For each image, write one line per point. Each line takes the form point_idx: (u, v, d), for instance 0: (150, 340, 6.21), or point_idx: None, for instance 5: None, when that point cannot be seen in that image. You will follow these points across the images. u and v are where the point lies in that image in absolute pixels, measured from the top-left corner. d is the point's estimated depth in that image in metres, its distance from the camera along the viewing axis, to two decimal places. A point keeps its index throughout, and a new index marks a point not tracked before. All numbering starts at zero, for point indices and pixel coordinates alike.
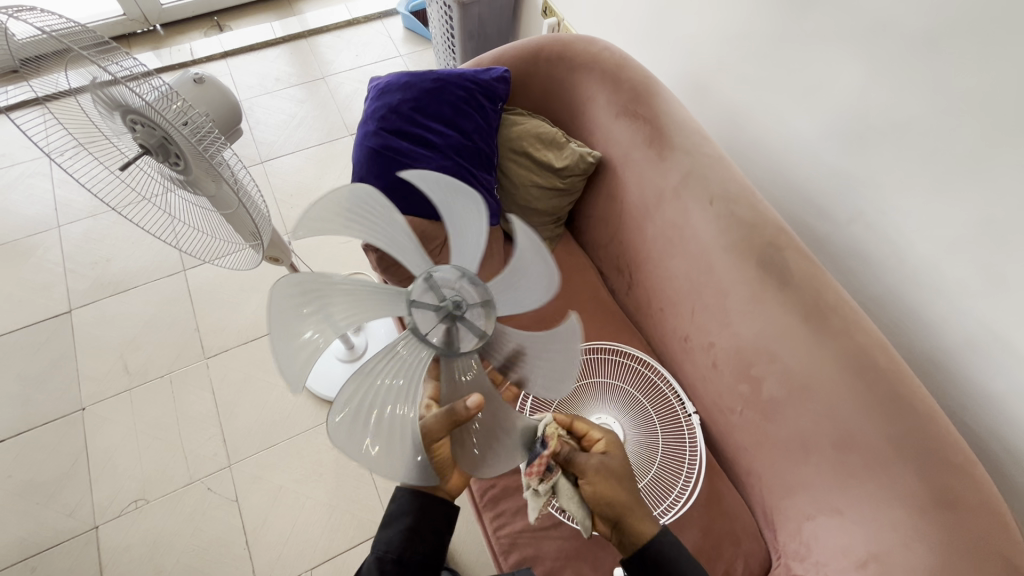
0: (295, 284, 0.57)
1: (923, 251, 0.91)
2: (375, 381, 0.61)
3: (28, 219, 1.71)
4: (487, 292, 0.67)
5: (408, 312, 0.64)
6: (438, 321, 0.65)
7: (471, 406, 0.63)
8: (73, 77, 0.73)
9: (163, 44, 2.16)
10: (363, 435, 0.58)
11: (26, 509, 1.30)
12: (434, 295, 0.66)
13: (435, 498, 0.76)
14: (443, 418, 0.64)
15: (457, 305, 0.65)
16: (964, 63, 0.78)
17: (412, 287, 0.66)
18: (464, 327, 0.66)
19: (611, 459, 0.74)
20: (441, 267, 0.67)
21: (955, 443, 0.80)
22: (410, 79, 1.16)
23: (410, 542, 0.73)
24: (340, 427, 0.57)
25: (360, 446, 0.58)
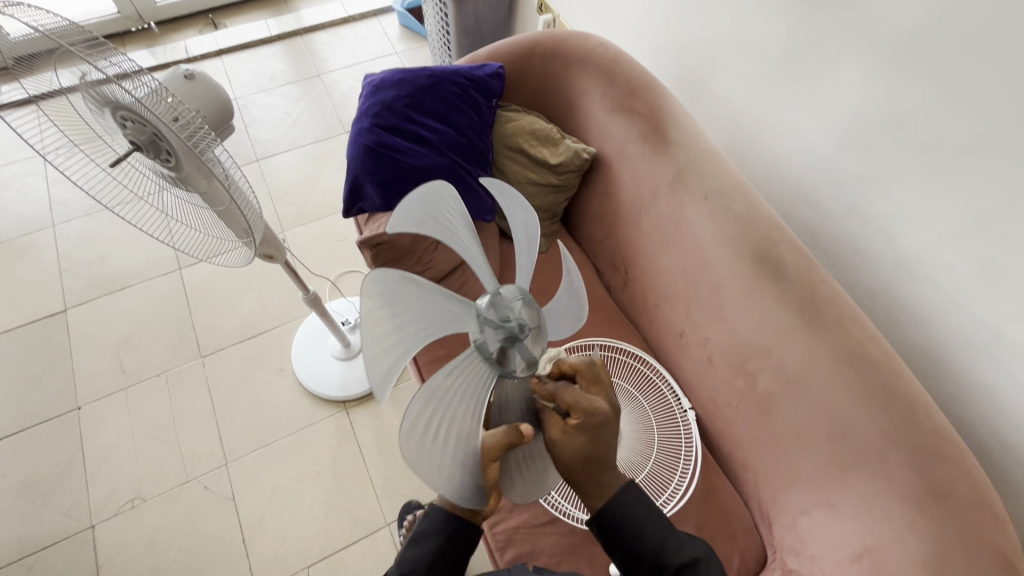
0: (381, 281, 0.54)
1: (917, 245, 0.91)
2: (443, 395, 0.58)
3: (23, 218, 1.71)
4: (539, 317, 0.65)
5: (475, 327, 0.61)
6: (499, 340, 0.62)
7: (525, 432, 0.64)
8: (63, 76, 0.72)
9: (157, 42, 2.15)
10: (425, 450, 0.55)
11: (23, 508, 1.30)
12: (497, 313, 0.62)
13: (467, 523, 0.75)
14: (503, 438, 0.63)
15: (519, 328, 0.63)
16: (955, 55, 0.78)
17: (479, 301, 0.62)
18: (522, 351, 0.63)
19: (573, 445, 0.63)
20: (505, 285, 0.64)
21: (949, 436, 0.80)
22: (404, 76, 1.15)
23: (436, 564, 0.72)
24: (408, 440, 0.53)
25: (425, 461, 0.54)
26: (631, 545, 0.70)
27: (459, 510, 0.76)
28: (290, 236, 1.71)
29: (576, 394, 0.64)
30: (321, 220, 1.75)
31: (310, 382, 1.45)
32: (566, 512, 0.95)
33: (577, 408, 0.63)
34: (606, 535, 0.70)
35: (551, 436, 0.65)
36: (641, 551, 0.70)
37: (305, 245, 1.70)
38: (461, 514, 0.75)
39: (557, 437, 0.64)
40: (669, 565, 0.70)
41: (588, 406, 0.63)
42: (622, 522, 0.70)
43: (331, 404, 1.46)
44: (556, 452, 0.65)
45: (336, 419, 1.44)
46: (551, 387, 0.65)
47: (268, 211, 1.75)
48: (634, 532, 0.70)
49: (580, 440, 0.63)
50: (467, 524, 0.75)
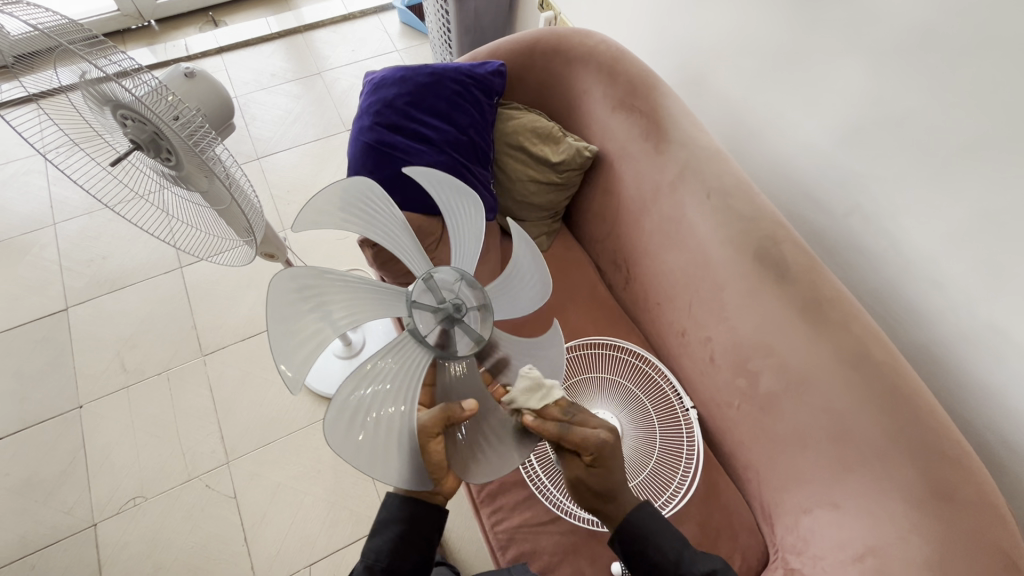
0: (301, 271, 0.58)
1: (920, 244, 0.91)
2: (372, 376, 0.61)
3: (24, 217, 1.71)
4: (484, 297, 0.68)
5: (408, 312, 0.65)
6: (436, 322, 0.65)
7: (465, 407, 0.64)
8: (64, 74, 0.72)
9: (157, 40, 2.14)
10: (351, 429, 0.56)
11: (26, 506, 1.30)
12: (433, 297, 0.66)
13: (428, 506, 0.74)
14: (439, 415, 0.64)
15: (456, 308, 0.66)
16: (961, 56, 0.78)
17: (411, 286, 0.66)
18: (462, 331, 0.66)
19: (596, 480, 0.69)
20: (442, 269, 0.68)
21: (952, 436, 0.80)
22: (404, 73, 1.15)
23: (401, 550, 0.72)
24: (333, 420, 0.55)
25: (353, 444, 0.56)
26: (649, 556, 0.72)
27: (416, 493, 0.75)
28: (290, 234, 1.70)
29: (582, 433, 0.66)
30: None
31: (311, 380, 1.45)
32: (567, 511, 0.94)
33: (586, 448, 0.67)
34: (628, 550, 0.73)
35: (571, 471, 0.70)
36: (662, 560, 0.72)
37: (305, 243, 1.69)
38: (419, 497, 0.74)
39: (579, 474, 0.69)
40: (687, 574, 0.72)
41: (593, 444, 0.67)
42: (643, 534, 0.73)
43: None
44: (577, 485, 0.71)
45: None
46: (557, 430, 0.65)
47: (268, 210, 1.75)
48: (653, 543, 0.73)
49: (600, 472, 0.68)
50: (429, 508, 0.74)
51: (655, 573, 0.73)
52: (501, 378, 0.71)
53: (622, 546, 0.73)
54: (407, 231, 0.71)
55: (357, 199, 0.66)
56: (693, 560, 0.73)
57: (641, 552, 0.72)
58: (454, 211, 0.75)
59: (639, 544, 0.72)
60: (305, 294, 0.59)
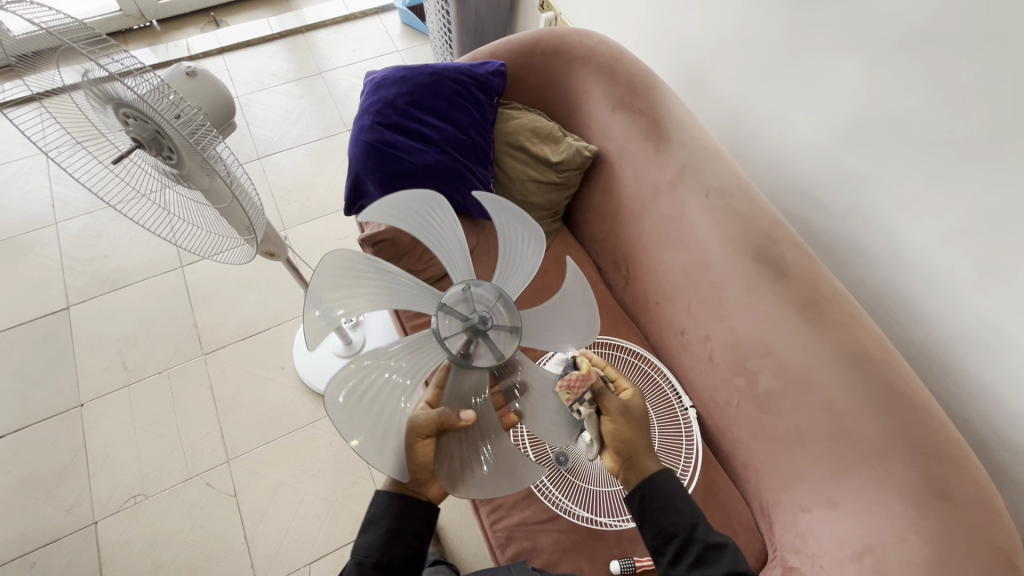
0: (346, 255, 0.60)
1: (918, 244, 0.91)
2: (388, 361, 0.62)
3: (26, 216, 1.71)
4: (517, 321, 0.67)
5: (437, 313, 0.65)
6: (461, 328, 0.65)
7: (464, 417, 0.62)
8: (66, 74, 0.73)
9: (159, 41, 2.15)
10: (349, 405, 0.57)
11: (26, 504, 1.31)
12: (466, 306, 0.67)
13: (415, 502, 0.74)
14: (435, 419, 0.61)
15: (482, 320, 0.65)
16: (960, 56, 0.78)
17: (449, 292, 0.67)
18: (486, 343, 0.65)
19: (637, 406, 0.77)
20: (483, 285, 0.68)
21: (949, 435, 0.80)
22: (405, 73, 1.15)
23: (389, 546, 0.73)
24: (340, 391, 0.57)
25: (351, 420, 0.57)
26: (667, 514, 0.73)
27: (404, 489, 0.74)
28: (291, 233, 1.71)
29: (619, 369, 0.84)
30: (323, 218, 1.75)
31: (311, 379, 1.45)
32: (566, 509, 0.95)
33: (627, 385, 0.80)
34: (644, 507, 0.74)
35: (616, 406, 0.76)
36: (678, 522, 0.73)
37: (306, 243, 1.70)
38: (407, 494, 0.74)
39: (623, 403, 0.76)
40: (699, 540, 0.72)
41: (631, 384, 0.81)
42: (663, 494, 0.74)
43: None
44: (624, 411, 0.76)
45: None
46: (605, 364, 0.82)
47: (269, 209, 1.75)
48: (672, 505, 0.74)
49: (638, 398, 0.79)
50: (416, 504, 0.74)
51: (667, 530, 0.73)
52: (515, 404, 0.68)
53: (641, 500, 0.74)
54: (461, 248, 0.70)
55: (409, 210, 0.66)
56: (705, 530, 0.73)
57: (658, 512, 0.73)
58: (511, 242, 0.71)
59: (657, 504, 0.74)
60: (341, 279, 0.61)
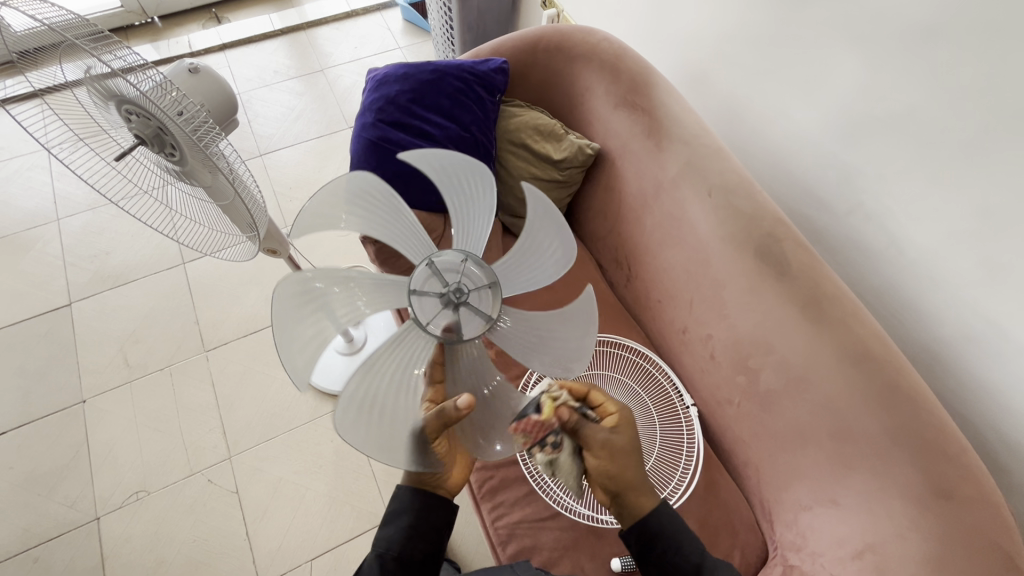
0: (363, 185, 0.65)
1: (920, 243, 0.91)
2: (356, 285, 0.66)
3: (27, 213, 1.71)
4: (491, 317, 0.69)
5: (425, 266, 0.69)
6: (437, 290, 0.68)
7: (460, 405, 0.64)
8: (69, 70, 0.72)
9: (161, 37, 2.15)
10: (301, 293, 0.61)
11: (29, 500, 1.31)
12: (450, 275, 0.69)
13: (437, 498, 0.75)
14: (436, 417, 0.64)
15: (461, 292, 0.68)
16: (964, 53, 0.78)
17: (445, 253, 0.70)
18: (450, 316, 0.68)
19: (622, 435, 0.73)
20: (477, 263, 0.70)
21: (951, 434, 0.80)
22: (407, 70, 1.15)
23: (411, 542, 0.72)
24: (296, 281, 0.60)
25: (287, 307, 0.59)
26: (671, 557, 0.73)
27: (425, 484, 0.75)
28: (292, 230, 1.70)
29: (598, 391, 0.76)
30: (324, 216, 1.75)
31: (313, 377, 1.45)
32: (567, 507, 0.95)
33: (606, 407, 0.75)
34: (644, 542, 0.73)
35: (600, 437, 0.72)
36: (681, 564, 0.72)
37: (308, 241, 1.70)
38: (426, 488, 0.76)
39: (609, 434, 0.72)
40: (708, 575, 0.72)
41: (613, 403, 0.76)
42: (661, 532, 0.73)
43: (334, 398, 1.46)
44: (607, 446, 0.72)
45: None
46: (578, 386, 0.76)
47: (271, 206, 1.75)
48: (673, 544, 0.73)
49: (622, 427, 0.74)
50: (436, 498, 0.75)
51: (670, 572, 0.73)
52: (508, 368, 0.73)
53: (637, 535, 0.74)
54: (487, 223, 0.73)
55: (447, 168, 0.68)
56: (713, 565, 0.73)
57: (656, 552, 0.73)
58: (544, 242, 0.70)
59: (657, 539, 0.73)
60: (339, 200, 0.65)
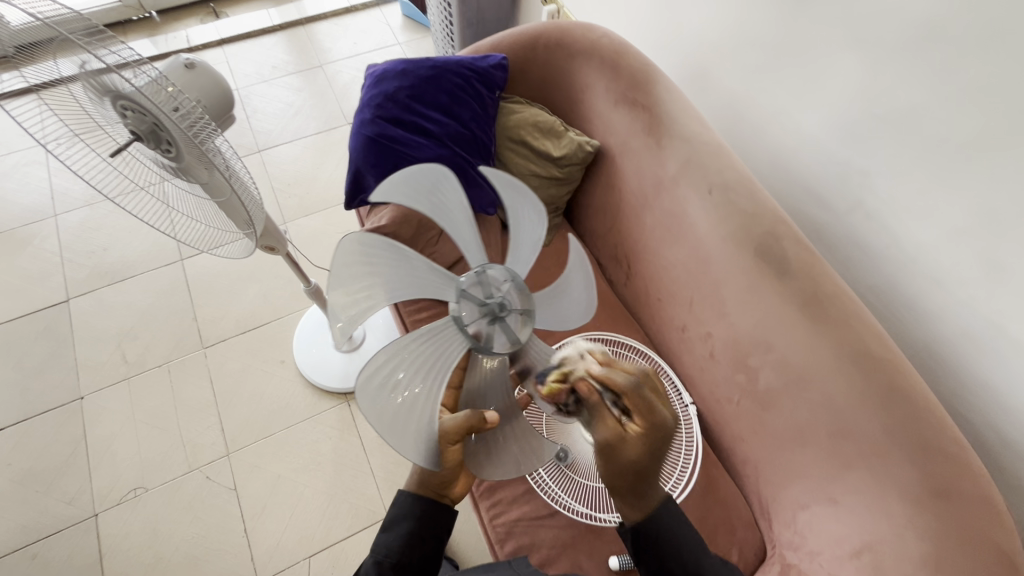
0: (443, 175, 0.65)
1: (921, 241, 0.91)
2: (412, 267, 0.65)
3: (25, 209, 1.71)
4: (519, 343, 0.67)
5: (478, 270, 0.67)
6: (479, 297, 0.66)
7: (488, 419, 0.66)
8: (64, 65, 0.72)
9: (159, 31, 2.14)
10: (363, 253, 0.62)
11: (27, 496, 1.31)
12: (493, 286, 0.67)
13: (437, 505, 0.75)
14: (463, 423, 0.65)
15: (500, 307, 0.65)
16: (967, 50, 0.77)
17: (499, 267, 0.68)
18: (482, 327, 0.65)
19: (633, 454, 0.62)
20: (522, 288, 0.68)
21: (950, 433, 0.80)
22: (406, 66, 1.15)
23: (410, 548, 0.71)
24: (362, 243, 0.61)
25: (347, 266, 0.61)
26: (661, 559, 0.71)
27: (428, 492, 0.75)
28: (291, 227, 1.70)
29: (640, 394, 0.62)
30: (323, 212, 1.75)
31: (312, 374, 1.45)
32: (565, 505, 0.95)
33: (640, 417, 0.62)
34: (639, 542, 0.72)
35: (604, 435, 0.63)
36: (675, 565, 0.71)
37: (307, 237, 1.69)
38: (429, 496, 0.75)
39: (613, 441, 0.62)
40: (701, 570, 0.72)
41: (653, 415, 0.62)
42: (656, 537, 0.71)
43: (332, 395, 1.46)
44: (606, 449, 0.63)
45: (338, 410, 1.44)
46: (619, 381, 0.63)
47: (270, 203, 1.74)
48: (665, 542, 0.71)
49: (636, 442, 0.61)
50: (439, 507, 0.75)
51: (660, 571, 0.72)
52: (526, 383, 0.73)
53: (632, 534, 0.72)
54: (533, 250, 0.72)
55: (509, 188, 0.67)
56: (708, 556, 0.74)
57: (646, 551, 0.72)
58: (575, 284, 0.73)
59: (655, 543, 0.71)
60: (419, 180, 0.63)
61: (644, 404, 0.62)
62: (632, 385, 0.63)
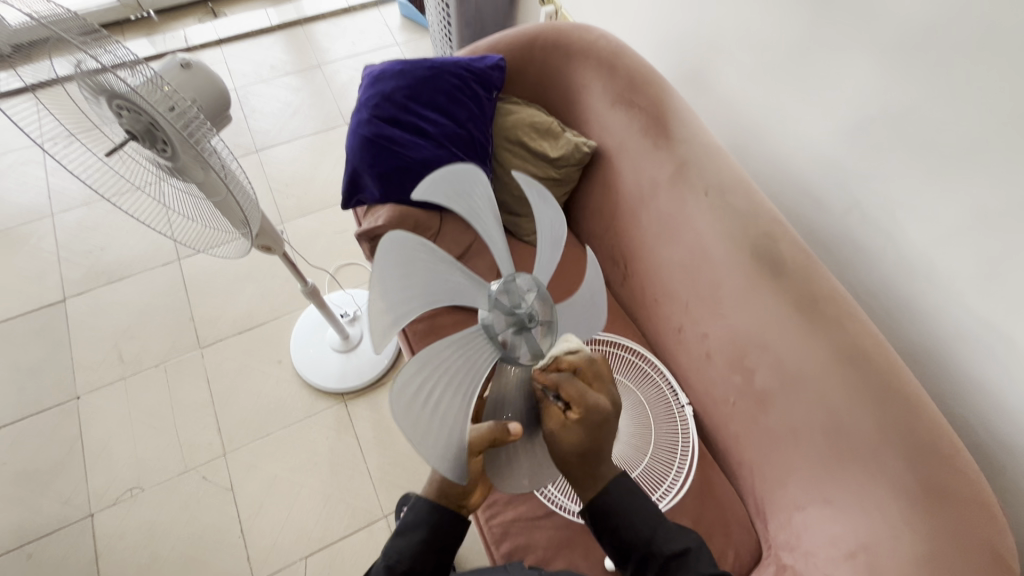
0: (475, 175, 0.66)
1: (917, 243, 0.91)
2: (446, 270, 0.63)
3: (22, 208, 1.70)
4: (540, 353, 0.69)
5: (510, 278, 0.67)
6: (509, 306, 0.67)
7: (512, 431, 0.64)
8: (60, 65, 0.71)
9: (157, 31, 2.13)
10: (401, 251, 0.58)
11: (23, 496, 1.31)
12: (521, 296, 0.68)
13: (453, 516, 0.75)
14: (488, 434, 0.63)
15: (528, 318, 0.68)
16: (962, 52, 0.77)
17: (526, 276, 0.69)
18: (511, 336, 0.67)
19: (573, 439, 0.66)
20: (546, 299, 0.70)
21: (945, 434, 0.80)
22: (404, 66, 1.15)
23: (423, 556, 0.72)
24: (403, 239, 0.58)
25: (389, 262, 0.57)
26: (621, 536, 0.73)
27: (446, 501, 0.75)
28: (288, 227, 1.70)
29: (576, 390, 0.64)
30: (321, 212, 1.75)
31: (309, 374, 1.45)
32: (562, 505, 0.96)
33: (577, 405, 0.65)
34: (598, 520, 0.73)
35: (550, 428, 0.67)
36: (633, 539, 0.72)
37: (304, 237, 1.69)
38: (446, 505, 0.75)
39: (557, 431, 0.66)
40: (658, 554, 0.71)
41: (587, 401, 0.65)
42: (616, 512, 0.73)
43: (329, 395, 1.46)
44: (554, 440, 0.67)
45: (335, 411, 1.44)
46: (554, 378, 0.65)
47: (267, 202, 1.74)
48: (626, 519, 0.73)
49: (576, 434, 0.66)
50: (455, 517, 0.75)
51: (623, 548, 0.73)
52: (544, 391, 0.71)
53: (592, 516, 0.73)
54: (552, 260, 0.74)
55: (537, 198, 0.72)
56: (664, 541, 0.72)
57: (609, 530, 0.73)
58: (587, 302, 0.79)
59: (612, 520, 0.72)
60: (454, 179, 0.64)
61: (579, 393, 0.65)
62: (570, 381, 0.65)
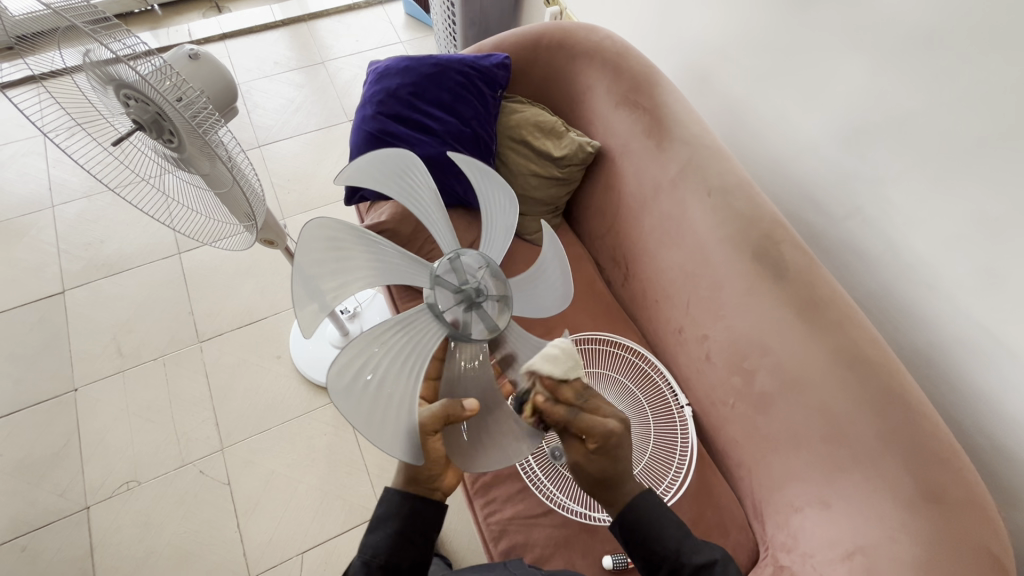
0: (409, 159, 0.66)
1: (917, 247, 0.91)
2: (379, 252, 0.64)
3: (23, 199, 1.70)
4: (495, 329, 0.69)
5: (455, 256, 0.67)
6: (455, 283, 0.67)
7: (467, 406, 0.64)
8: (68, 55, 0.72)
9: (161, 25, 2.13)
10: (331, 236, 0.58)
11: (19, 488, 1.30)
12: (464, 275, 0.68)
13: (426, 501, 0.74)
14: (440, 412, 0.63)
15: (477, 293, 0.68)
16: (966, 56, 0.78)
17: (471, 252, 0.69)
18: (460, 314, 0.67)
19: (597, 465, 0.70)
20: (496, 275, 0.70)
21: (943, 436, 0.81)
22: (409, 63, 1.15)
23: (398, 547, 0.71)
24: (325, 227, 0.57)
25: (316, 247, 0.56)
26: (650, 546, 0.72)
27: (415, 489, 0.74)
28: (290, 223, 1.70)
29: (589, 423, 0.66)
30: (322, 209, 1.74)
31: (308, 370, 1.45)
32: (560, 504, 0.96)
33: (592, 434, 0.67)
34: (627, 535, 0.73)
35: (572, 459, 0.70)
36: (662, 551, 0.72)
37: None
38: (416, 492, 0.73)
39: (581, 462, 0.70)
40: (687, 564, 0.72)
41: (599, 431, 0.67)
42: (644, 523, 0.73)
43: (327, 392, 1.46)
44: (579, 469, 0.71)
45: (332, 407, 1.44)
46: (567, 415, 0.66)
47: (269, 198, 1.74)
48: (656, 532, 0.73)
49: (599, 460, 0.69)
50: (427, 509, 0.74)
51: (652, 561, 0.73)
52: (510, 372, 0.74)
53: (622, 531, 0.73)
54: (503, 234, 0.75)
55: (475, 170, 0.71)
56: (692, 551, 0.73)
57: (638, 542, 0.73)
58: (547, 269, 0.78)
59: (639, 534, 0.72)
60: (385, 164, 0.64)
61: (589, 426, 0.67)
62: (581, 415, 0.67)
